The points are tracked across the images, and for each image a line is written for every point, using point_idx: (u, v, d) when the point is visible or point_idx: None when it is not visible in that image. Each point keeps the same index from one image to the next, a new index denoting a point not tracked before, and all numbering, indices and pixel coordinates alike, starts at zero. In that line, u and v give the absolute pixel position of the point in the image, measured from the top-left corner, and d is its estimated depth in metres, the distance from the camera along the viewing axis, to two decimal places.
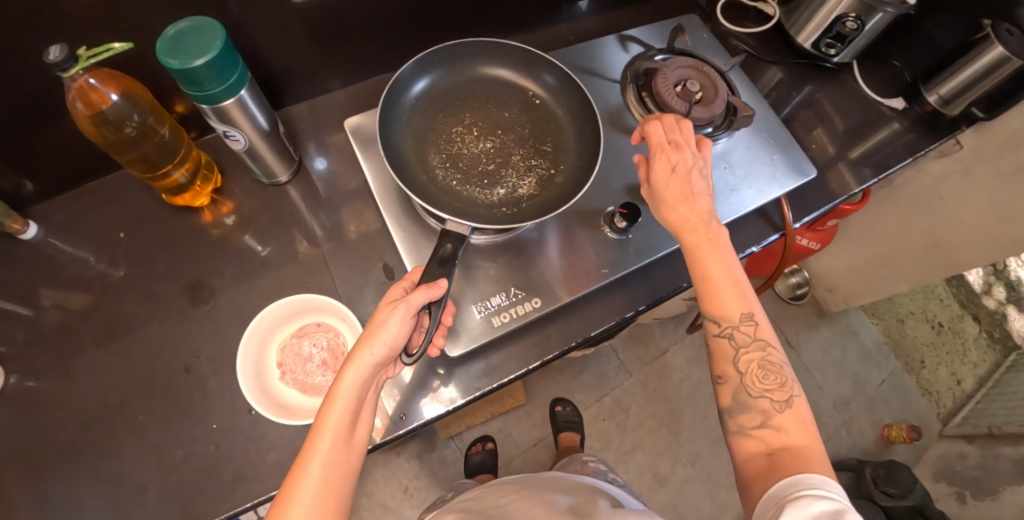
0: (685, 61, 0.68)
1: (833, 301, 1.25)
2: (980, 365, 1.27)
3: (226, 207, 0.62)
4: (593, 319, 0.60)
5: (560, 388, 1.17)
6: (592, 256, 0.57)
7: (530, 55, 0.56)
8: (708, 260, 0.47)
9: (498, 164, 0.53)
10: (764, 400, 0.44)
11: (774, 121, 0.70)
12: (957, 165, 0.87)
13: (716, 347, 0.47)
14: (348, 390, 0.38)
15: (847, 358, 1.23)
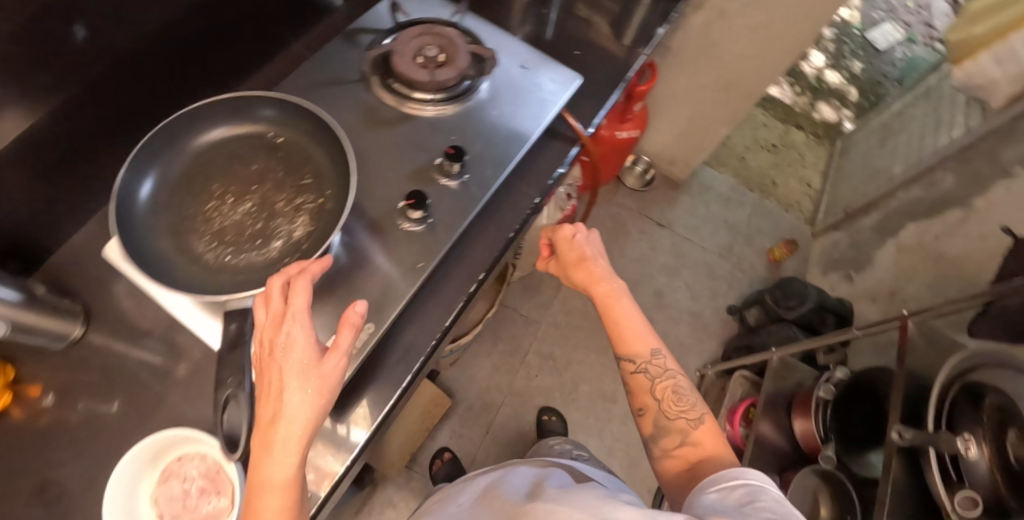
0: (416, 31, 0.68)
1: (674, 172, 1.30)
2: (818, 163, 1.42)
3: (37, 390, 0.48)
4: (444, 308, 0.61)
5: (488, 371, 1.08)
6: (400, 258, 0.57)
7: (246, 102, 0.55)
8: (615, 307, 0.53)
9: (263, 220, 0.52)
10: (680, 420, 0.50)
11: (518, 48, 0.73)
12: (713, 10, 0.95)
13: (634, 383, 0.52)
14: (281, 481, 0.33)
15: (711, 212, 1.30)
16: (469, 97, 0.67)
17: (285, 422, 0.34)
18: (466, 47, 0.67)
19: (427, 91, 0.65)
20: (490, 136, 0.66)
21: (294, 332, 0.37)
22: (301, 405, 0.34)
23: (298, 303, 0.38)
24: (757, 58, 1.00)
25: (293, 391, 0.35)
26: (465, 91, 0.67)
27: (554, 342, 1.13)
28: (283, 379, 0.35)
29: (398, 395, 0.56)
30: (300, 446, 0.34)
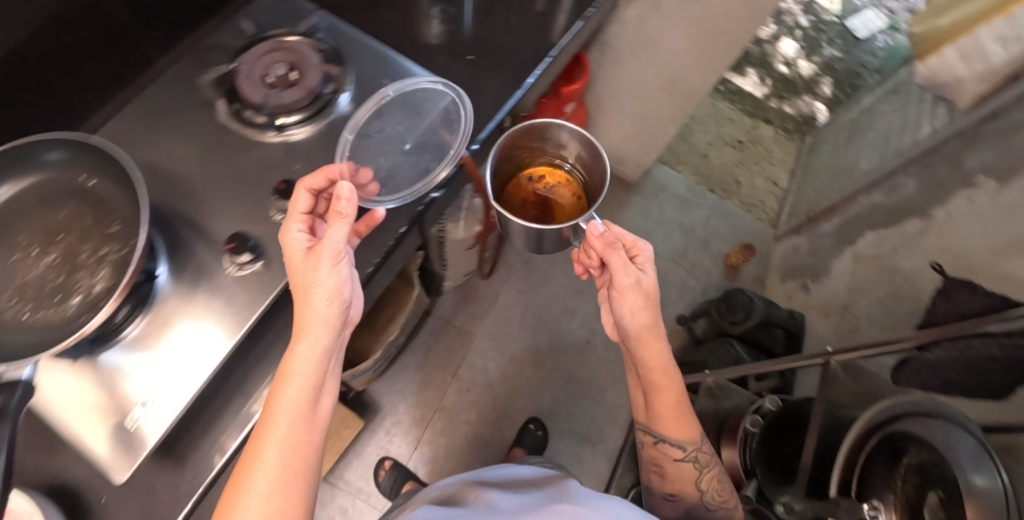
0: (253, 51, 0.61)
1: (631, 170, 1.27)
2: (787, 159, 1.38)
3: None
4: (271, 362, 0.52)
5: (405, 382, 1.05)
6: (218, 305, 0.48)
7: (63, 136, 0.50)
8: (669, 389, 0.62)
9: (65, 274, 0.49)
10: (721, 510, 0.67)
11: (390, 64, 0.64)
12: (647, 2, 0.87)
13: (676, 470, 0.66)
14: (307, 366, 0.44)
15: (665, 213, 1.25)
16: (330, 115, 0.60)
17: (287, 425, 0.43)
18: (319, 63, 0.61)
19: (276, 114, 0.58)
20: (350, 177, 0.55)
21: (325, 275, 0.44)
22: (292, 398, 0.43)
23: (336, 240, 0.44)
24: (701, 55, 0.91)
25: (308, 333, 0.44)
26: (320, 106, 0.60)
27: (489, 354, 1.10)
28: (295, 343, 0.44)
29: (233, 451, 0.49)
30: (319, 359, 0.44)
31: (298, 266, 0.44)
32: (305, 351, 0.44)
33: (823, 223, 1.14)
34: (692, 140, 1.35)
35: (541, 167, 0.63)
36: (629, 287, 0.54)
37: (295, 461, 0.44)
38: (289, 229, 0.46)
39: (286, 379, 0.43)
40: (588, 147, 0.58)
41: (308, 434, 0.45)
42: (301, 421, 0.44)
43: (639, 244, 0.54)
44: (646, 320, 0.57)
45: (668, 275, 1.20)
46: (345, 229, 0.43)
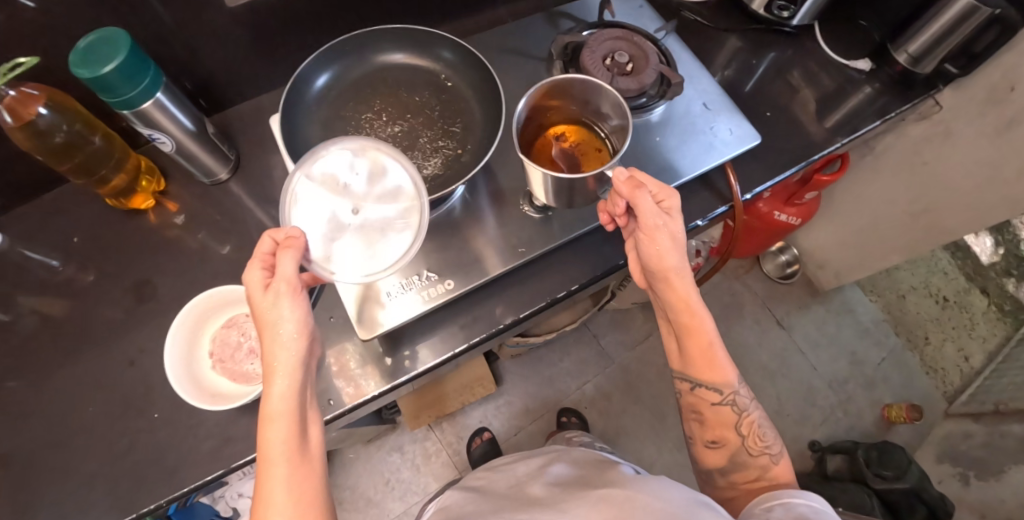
0: (609, 32, 0.65)
1: (825, 278, 1.30)
2: (989, 339, 1.33)
3: (171, 206, 0.70)
4: (523, 300, 0.60)
5: (540, 371, 1.21)
6: (509, 235, 0.56)
7: (424, 36, 0.60)
8: (705, 329, 0.53)
9: (405, 148, 0.58)
10: (763, 456, 0.57)
11: (710, 86, 0.67)
12: (937, 127, 0.87)
13: (715, 415, 0.58)
14: (281, 404, 0.40)
15: (841, 333, 1.31)
16: (639, 119, 0.64)
17: (285, 469, 0.39)
18: (656, 64, 0.63)
19: None
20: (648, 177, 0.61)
21: (283, 301, 0.41)
22: (281, 435, 0.39)
23: (285, 270, 0.41)
24: (968, 198, 0.89)
25: (276, 373, 0.40)
26: (638, 107, 0.63)
27: (617, 384, 1.21)
28: (265, 421, 0.40)
29: (466, 347, 0.59)
30: (290, 409, 0.40)
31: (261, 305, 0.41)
32: (277, 389, 0.40)
33: (1011, 422, 1.09)
34: (896, 280, 1.36)
35: (558, 126, 0.57)
36: (660, 236, 0.48)
37: (306, 498, 0.38)
38: (245, 271, 0.42)
39: (268, 424, 0.39)
40: (592, 103, 0.54)
41: (311, 477, 0.40)
42: (297, 457, 0.39)
43: (666, 191, 0.49)
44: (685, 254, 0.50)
45: (816, 395, 1.25)
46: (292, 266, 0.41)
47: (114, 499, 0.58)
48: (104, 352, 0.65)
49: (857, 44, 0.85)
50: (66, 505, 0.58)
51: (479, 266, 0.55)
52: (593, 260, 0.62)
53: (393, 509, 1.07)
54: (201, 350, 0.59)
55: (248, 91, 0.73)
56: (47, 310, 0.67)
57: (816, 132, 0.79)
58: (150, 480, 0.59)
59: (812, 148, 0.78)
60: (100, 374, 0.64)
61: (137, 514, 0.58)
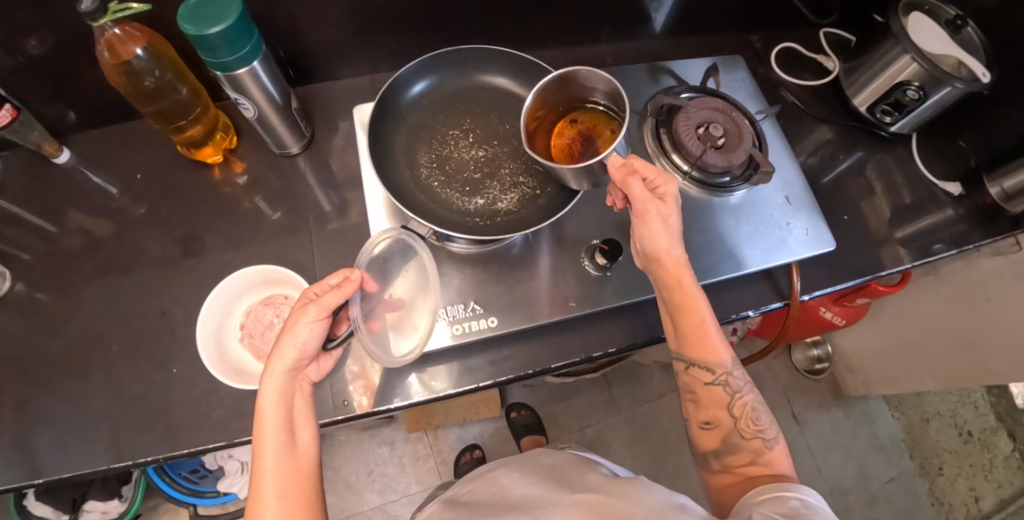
0: (710, 101, 0.64)
1: (853, 383, 1.27)
2: (1004, 485, 1.28)
3: (237, 167, 0.70)
4: (558, 351, 0.59)
5: (545, 403, 1.22)
6: (563, 287, 0.55)
7: (532, 68, 0.60)
8: (699, 307, 0.51)
9: (485, 175, 0.57)
10: (757, 440, 0.52)
11: (798, 182, 0.65)
12: (1013, 266, 0.83)
13: (708, 395, 0.54)
14: (272, 402, 0.41)
15: (855, 442, 1.28)
16: (718, 197, 0.62)
17: (277, 462, 0.39)
18: (750, 148, 0.61)
19: (687, 164, 0.61)
20: (715, 259, 0.60)
21: (303, 319, 0.42)
22: (274, 430, 0.39)
23: (328, 300, 0.43)
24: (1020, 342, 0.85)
25: (273, 378, 0.41)
26: (720, 186, 0.62)
27: (619, 437, 1.21)
28: (261, 426, 0.39)
29: (491, 383, 0.57)
30: (281, 411, 0.41)
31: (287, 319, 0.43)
32: (272, 388, 0.41)
33: None
34: (924, 401, 1.33)
35: (563, 125, 0.56)
36: (650, 211, 0.48)
37: (297, 499, 0.38)
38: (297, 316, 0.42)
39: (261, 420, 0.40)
40: (583, 85, 0.54)
41: (302, 474, 0.40)
42: (287, 451, 0.39)
43: (662, 176, 0.49)
44: (679, 236, 0.50)
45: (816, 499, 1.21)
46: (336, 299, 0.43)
47: (113, 440, 0.59)
48: (138, 290, 0.66)
49: (951, 164, 0.82)
50: (67, 432, 0.59)
51: (528, 311, 0.54)
52: (636, 327, 0.60)
53: (369, 500, 1.10)
54: (232, 321, 0.59)
55: (339, 73, 0.74)
56: (98, 235, 0.69)
57: (889, 247, 0.76)
58: (154, 435, 0.59)
59: (881, 262, 0.75)
60: (130, 312, 0.65)
61: (132, 461, 0.58)
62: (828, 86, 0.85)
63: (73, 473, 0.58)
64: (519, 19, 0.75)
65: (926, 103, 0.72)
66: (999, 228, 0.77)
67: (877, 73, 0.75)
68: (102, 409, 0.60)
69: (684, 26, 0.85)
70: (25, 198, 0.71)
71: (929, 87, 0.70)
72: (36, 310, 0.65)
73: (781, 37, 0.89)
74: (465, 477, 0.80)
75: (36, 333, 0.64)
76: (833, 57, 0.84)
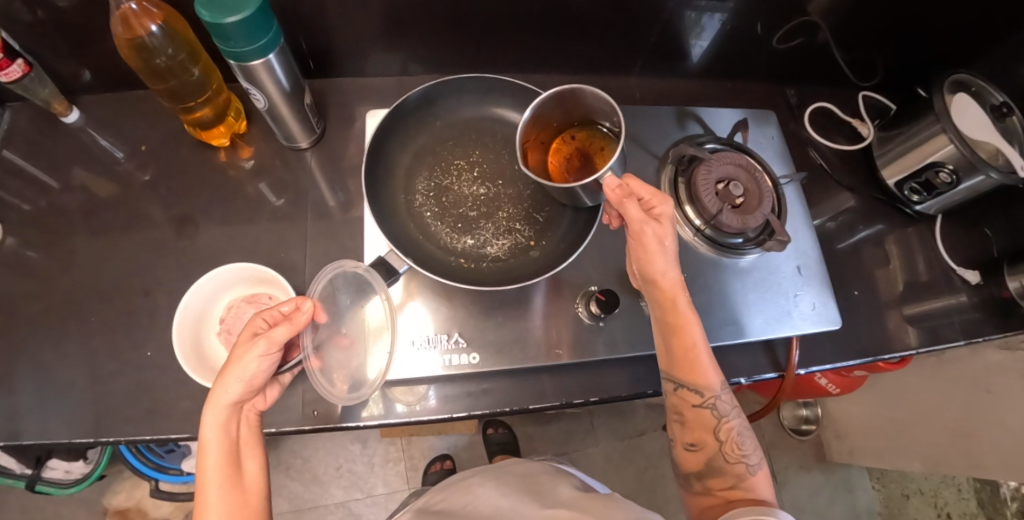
0: (736, 156, 0.61)
1: (837, 449, 1.25)
2: None
3: (245, 152, 0.69)
4: (539, 392, 0.57)
5: (524, 424, 1.21)
6: (552, 333, 0.55)
7: None
8: (689, 330, 0.49)
9: (481, 214, 0.58)
10: (740, 465, 0.51)
11: (812, 255, 0.64)
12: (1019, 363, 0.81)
13: (694, 418, 0.52)
14: (216, 436, 0.41)
15: (829, 508, 1.27)
16: (728, 257, 0.61)
17: (220, 495, 0.40)
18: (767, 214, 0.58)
19: (700, 220, 0.60)
20: (713, 322, 0.59)
21: (248, 355, 0.43)
22: (217, 464, 0.41)
23: (274, 335, 0.43)
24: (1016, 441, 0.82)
25: (214, 413, 0.42)
26: (731, 246, 0.60)
27: (593, 469, 1.20)
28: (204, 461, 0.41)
29: (465, 416, 0.56)
30: (225, 445, 0.42)
31: (233, 352, 0.43)
32: (214, 422, 0.42)
33: None
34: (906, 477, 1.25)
35: (561, 143, 0.54)
36: (645, 233, 0.47)
37: None
38: (241, 355, 0.43)
39: (203, 453, 0.41)
40: (578, 105, 0.51)
41: (248, 504, 0.41)
42: (232, 484, 0.41)
43: (658, 197, 0.47)
44: (674, 259, 0.49)
45: None
46: (281, 336, 0.43)
47: (81, 414, 0.58)
48: (128, 264, 0.65)
49: (973, 249, 0.79)
50: (37, 399, 0.58)
51: (510, 352, 0.54)
52: (622, 378, 0.59)
53: (333, 496, 1.11)
54: (216, 311, 0.59)
55: (362, 70, 0.72)
56: (97, 200, 0.68)
57: (897, 328, 0.73)
58: (120, 416, 0.58)
59: (887, 343, 0.72)
60: (117, 284, 0.64)
61: (98, 439, 0.57)
62: (858, 151, 0.82)
63: (36, 442, 0.57)
64: (553, 42, 0.73)
65: (958, 188, 0.69)
66: (1013, 324, 0.75)
67: (911, 149, 0.73)
68: (72, 381, 0.59)
69: (720, 70, 0.83)
70: (27, 152, 0.69)
71: (963, 173, 0.67)
72: (24, 268, 0.64)
73: (818, 93, 0.87)
74: (436, 488, 0.79)
75: (21, 292, 0.63)
76: (869, 125, 0.81)
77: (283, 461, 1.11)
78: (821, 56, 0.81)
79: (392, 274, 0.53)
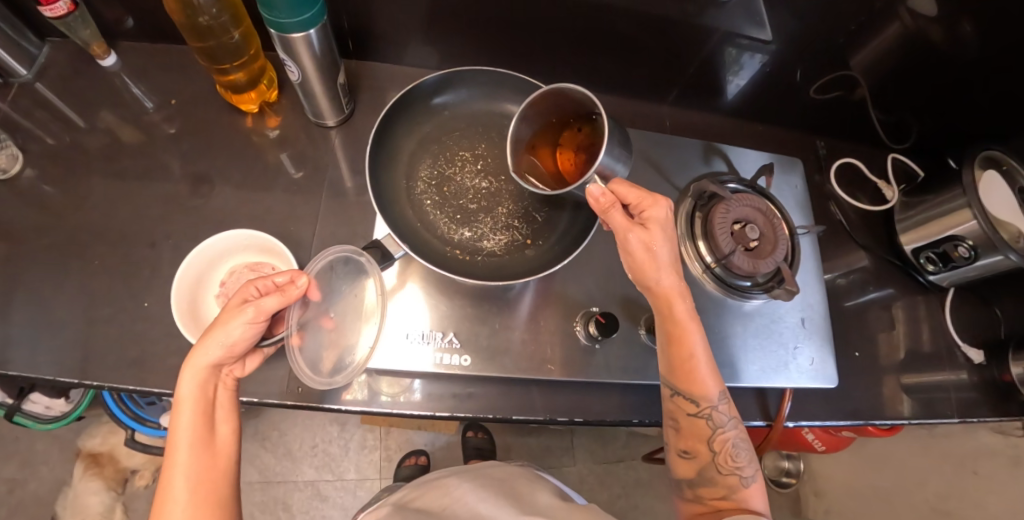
0: (756, 199, 0.61)
1: (815, 507, 1.23)
2: None
3: (271, 121, 0.70)
4: (524, 404, 0.56)
5: (503, 433, 1.20)
6: (547, 346, 0.55)
7: None
8: (688, 336, 0.49)
9: (480, 208, 0.57)
10: (733, 476, 0.50)
11: (818, 310, 0.63)
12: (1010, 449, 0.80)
13: (688, 426, 0.51)
14: (192, 397, 0.42)
15: None
16: (733, 299, 0.61)
17: (188, 454, 0.40)
18: (778, 261, 0.58)
19: (711, 257, 0.60)
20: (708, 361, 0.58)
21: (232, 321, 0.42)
22: (189, 425, 0.41)
23: (266, 305, 0.43)
24: None
25: (192, 374, 0.42)
26: (738, 288, 0.60)
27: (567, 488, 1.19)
28: (177, 419, 0.41)
29: (447, 416, 0.55)
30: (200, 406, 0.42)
31: (220, 315, 0.43)
32: (191, 382, 0.42)
33: None
34: None
35: (567, 138, 0.52)
36: (633, 245, 0.47)
37: (205, 495, 0.40)
38: (227, 320, 0.42)
39: (177, 412, 0.41)
40: (552, 102, 0.50)
41: (215, 468, 0.41)
42: (203, 446, 0.41)
43: (648, 200, 0.47)
44: (668, 267, 0.48)
45: None
46: (271, 308, 0.43)
47: (68, 353, 0.58)
48: (140, 213, 0.65)
49: (981, 328, 0.78)
50: (29, 331, 0.58)
51: (501, 360, 0.54)
52: (610, 403, 0.58)
53: (304, 473, 1.11)
54: (215, 274, 0.59)
55: (398, 58, 0.73)
56: (120, 146, 0.68)
57: (893, 395, 0.72)
58: (107, 362, 0.58)
59: (879, 409, 0.71)
60: (126, 231, 0.64)
61: (81, 380, 0.57)
62: (880, 213, 0.82)
63: (20, 374, 0.57)
64: (592, 60, 0.73)
65: (974, 264, 0.69)
66: (1010, 409, 0.74)
67: (933, 217, 0.72)
68: (65, 320, 0.59)
69: (753, 111, 0.83)
70: (59, 88, 0.70)
71: (982, 250, 0.66)
72: (38, 201, 0.64)
73: (847, 149, 0.86)
74: (413, 484, 0.80)
75: (31, 224, 0.63)
76: (894, 187, 0.80)
77: (260, 431, 1.11)
78: (856, 112, 0.82)
79: (387, 258, 0.52)
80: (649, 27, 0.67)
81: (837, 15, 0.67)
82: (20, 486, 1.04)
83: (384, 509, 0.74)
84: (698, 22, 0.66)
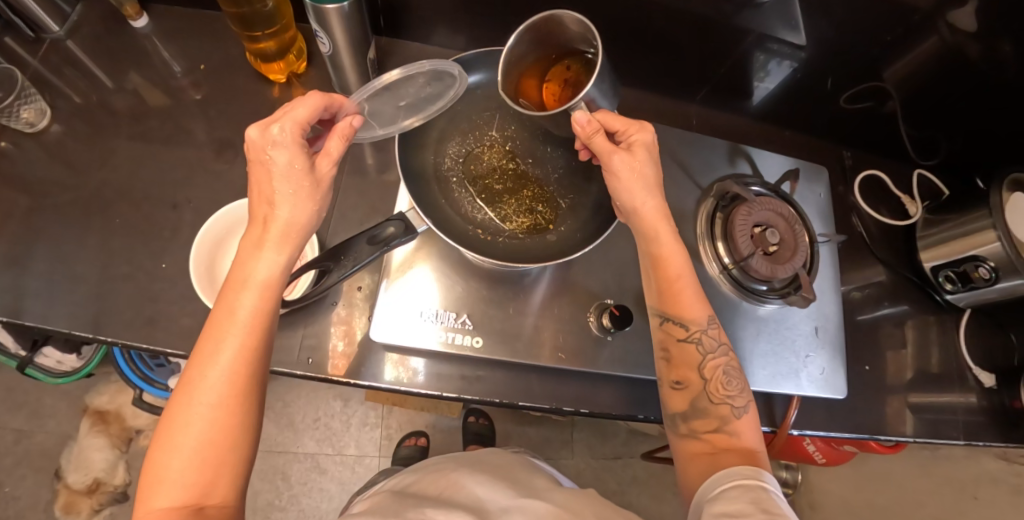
0: (779, 204, 0.60)
1: None
2: None
3: (296, 92, 0.70)
4: (532, 392, 0.56)
5: (504, 421, 1.21)
6: (557, 335, 0.55)
7: None
8: (673, 261, 0.50)
9: (507, 189, 0.57)
10: (724, 406, 0.49)
11: (833, 321, 0.63)
12: None
13: (678, 353, 0.50)
14: (259, 277, 0.41)
15: None
16: (748, 301, 0.60)
17: (241, 337, 0.39)
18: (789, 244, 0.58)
19: (729, 258, 0.59)
20: None
21: (296, 184, 0.41)
22: (250, 307, 0.40)
23: (328, 161, 0.43)
24: None
25: (269, 245, 0.41)
26: (754, 292, 0.59)
27: None
28: (239, 293, 0.40)
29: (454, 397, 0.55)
30: (263, 282, 0.41)
31: (283, 171, 0.40)
32: (265, 261, 0.41)
33: None
34: None
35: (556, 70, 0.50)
36: (617, 167, 0.48)
37: (244, 376, 0.39)
38: (292, 174, 0.41)
39: (242, 287, 0.40)
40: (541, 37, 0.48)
41: (258, 357, 0.40)
42: (256, 328, 0.40)
43: (634, 126, 0.49)
44: (649, 191, 0.50)
45: None
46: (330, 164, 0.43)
47: (86, 308, 0.59)
48: (161, 176, 0.65)
49: (995, 352, 0.77)
50: (48, 284, 0.59)
51: (512, 344, 0.54)
52: (615, 396, 0.58)
53: (305, 445, 1.12)
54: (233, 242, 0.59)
55: (428, 38, 0.72)
56: (145, 108, 0.69)
57: (900, 412, 0.71)
58: (123, 319, 0.59)
59: (884, 424, 0.71)
60: (148, 192, 0.65)
61: (95, 336, 0.58)
62: (902, 228, 0.81)
63: (37, 326, 0.58)
64: (622, 54, 0.72)
65: (994, 287, 0.67)
66: (1016, 434, 0.73)
67: (957, 236, 0.71)
68: (83, 275, 0.60)
69: (781, 116, 0.82)
70: (89, 46, 0.70)
71: (1003, 272, 0.65)
72: (64, 157, 0.65)
73: (875, 163, 0.85)
74: (412, 467, 0.81)
75: (55, 180, 0.64)
76: (918, 204, 0.80)
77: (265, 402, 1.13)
78: (885, 124, 0.80)
79: (411, 231, 0.50)
80: (682, 24, 0.67)
81: (877, 25, 0.65)
82: (26, 438, 1.06)
83: (383, 492, 0.75)
84: (734, 23, 0.65)
